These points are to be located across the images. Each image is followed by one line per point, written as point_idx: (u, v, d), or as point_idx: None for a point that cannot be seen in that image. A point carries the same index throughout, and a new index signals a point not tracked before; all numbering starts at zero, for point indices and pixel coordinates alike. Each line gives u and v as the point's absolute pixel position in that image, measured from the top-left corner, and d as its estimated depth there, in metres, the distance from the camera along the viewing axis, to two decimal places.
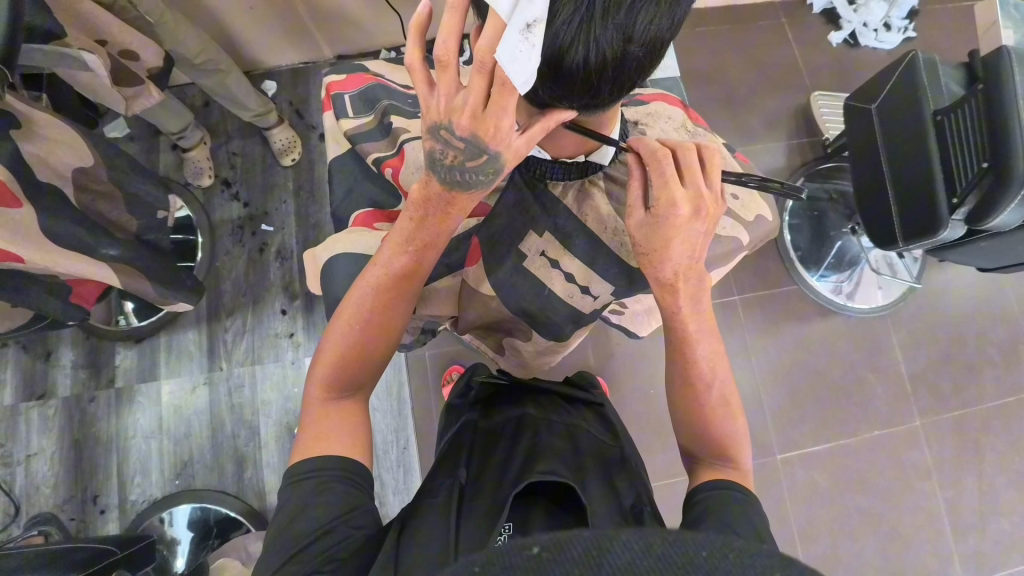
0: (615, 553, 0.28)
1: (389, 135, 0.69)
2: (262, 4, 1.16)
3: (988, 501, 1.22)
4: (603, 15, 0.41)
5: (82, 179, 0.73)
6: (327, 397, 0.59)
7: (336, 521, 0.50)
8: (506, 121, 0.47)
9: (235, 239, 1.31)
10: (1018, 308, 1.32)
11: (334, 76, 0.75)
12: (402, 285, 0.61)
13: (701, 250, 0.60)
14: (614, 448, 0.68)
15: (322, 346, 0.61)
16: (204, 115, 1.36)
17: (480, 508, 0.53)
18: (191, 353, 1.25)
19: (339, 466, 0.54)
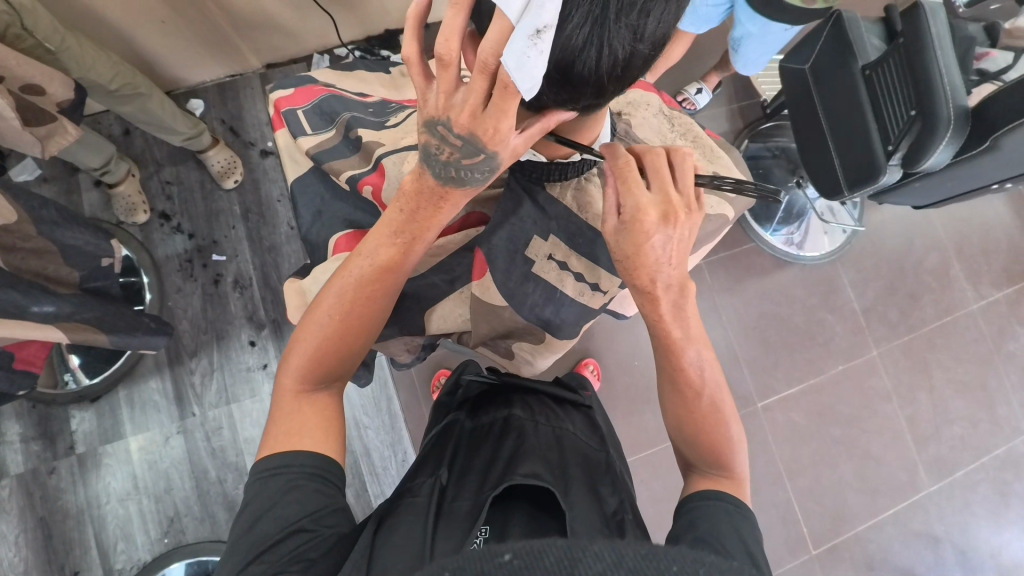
0: (590, 565, 0.30)
1: (359, 149, 0.66)
2: (174, 15, 1.07)
3: (940, 411, 1.35)
4: (616, 18, 0.41)
5: (8, 238, 0.65)
6: (303, 391, 0.57)
7: (307, 521, 0.49)
8: (506, 125, 0.46)
9: (185, 274, 1.22)
10: (947, 234, 1.45)
11: (281, 91, 0.71)
12: (387, 279, 0.59)
13: (679, 252, 0.59)
14: (601, 453, 0.70)
15: (301, 331, 0.58)
16: (126, 145, 1.25)
17: (458, 513, 0.54)
18: (156, 403, 1.16)
19: (314, 462, 0.53)
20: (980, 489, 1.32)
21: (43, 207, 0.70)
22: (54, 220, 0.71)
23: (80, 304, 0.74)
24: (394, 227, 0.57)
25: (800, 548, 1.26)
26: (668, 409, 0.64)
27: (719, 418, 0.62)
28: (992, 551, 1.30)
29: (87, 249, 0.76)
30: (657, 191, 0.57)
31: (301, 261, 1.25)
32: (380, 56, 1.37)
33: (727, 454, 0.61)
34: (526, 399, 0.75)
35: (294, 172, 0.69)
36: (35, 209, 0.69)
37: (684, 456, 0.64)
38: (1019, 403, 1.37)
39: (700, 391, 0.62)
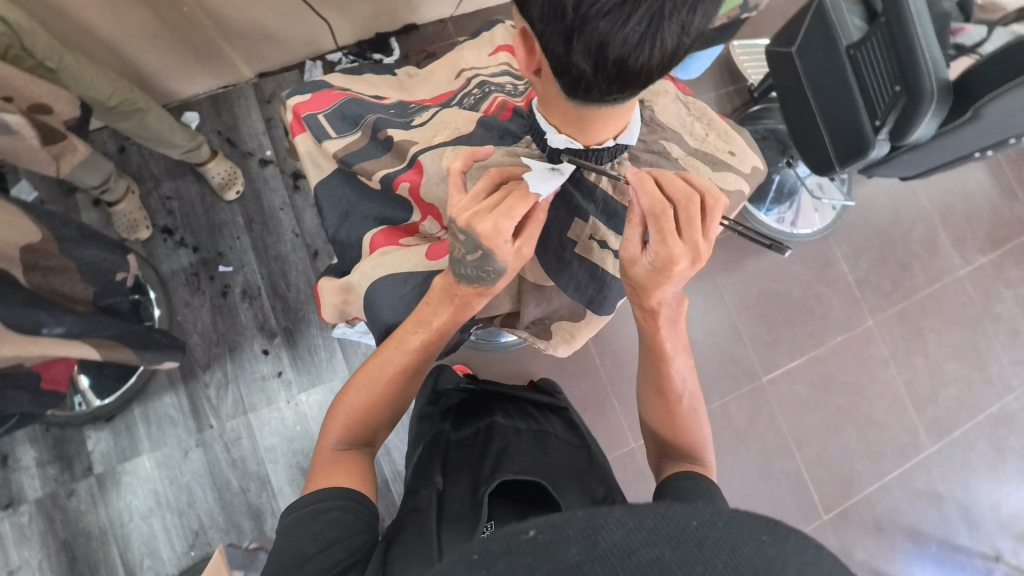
0: (613, 530, 0.31)
1: (390, 149, 0.69)
2: (167, 29, 1.07)
3: (936, 374, 1.41)
4: (672, 17, 0.43)
5: (33, 257, 0.65)
6: (344, 448, 0.60)
7: (338, 546, 0.49)
8: (505, 226, 0.52)
9: (192, 288, 1.22)
10: (931, 204, 1.50)
11: (298, 97, 0.72)
12: (417, 360, 0.63)
13: (663, 291, 0.61)
14: (578, 445, 0.72)
15: (337, 410, 0.63)
16: (122, 162, 1.24)
17: (459, 512, 0.56)
18: (173, 418, 1.16)
19: (346, 496, 0.54)
20: (978, 446, 1.38)
21: (64, 225, 0.70)
22: (75, 237, 0.71)
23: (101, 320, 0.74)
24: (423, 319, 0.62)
25: (812, 514, 1.31)
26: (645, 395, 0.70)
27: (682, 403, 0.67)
28: (992, 504, 1.36)
29: (107, 265, 0.76)
30: (685, 220, 0.55)
31: (308, 268, 1.25)
32: (372, 59, 1.37)
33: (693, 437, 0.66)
34: (506, 408, 0.77)
35: (316, 177, 0.71)
36: (56, 227, 0.69)
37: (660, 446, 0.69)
38: (1008, 362, 1.44)
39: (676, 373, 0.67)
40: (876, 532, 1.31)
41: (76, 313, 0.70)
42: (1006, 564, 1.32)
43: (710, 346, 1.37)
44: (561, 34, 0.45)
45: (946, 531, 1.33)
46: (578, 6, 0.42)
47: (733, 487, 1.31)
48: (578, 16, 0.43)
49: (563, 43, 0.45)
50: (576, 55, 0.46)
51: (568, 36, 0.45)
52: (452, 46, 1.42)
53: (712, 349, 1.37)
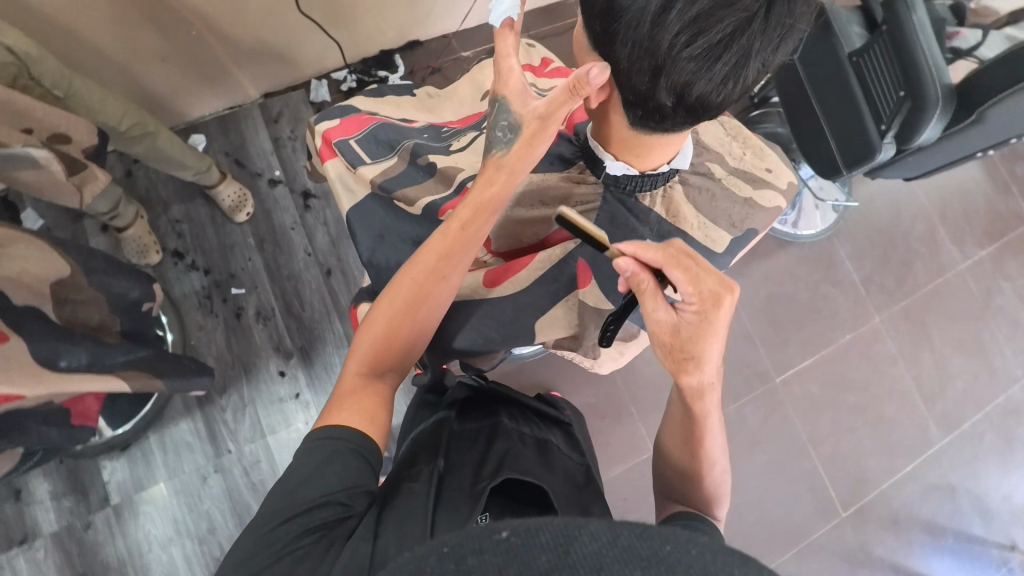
0: (585, 543, 0.30)
1: (433, 174, 0.71)
2: (176, 51, 1.07)
3: (942, 368, 1.44)
4: (744, 65, 0.53)
5: (62, 292, 0.67)
6: (367, 373, 0.60)
7: (343, 494, 0.50)
8: (513, 88, 0.65)
9: (205, 310, 1.21)
10: (929, 201, 1.54)
11: (329, 123, 0.72)
12: (442, 271, 0.63)
13: (707, 352, 0.57)
14: (578, 463, 0.70)
15: (367, 325, 0.62)
16: (130, 186, 1.23)
17: (457, 496, 0.54)
18: (190, 444, 1.15)
19: (359, 439, 0.54)
20: (987, 437, 1.40)
21: (92, 256, 0.71)
22: (104, 269, 0.71)
23: (128, 352, 0.73)
24: (445, 235, 0.64)
25: (830, 512, 1.32)
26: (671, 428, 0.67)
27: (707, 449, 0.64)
28: (1003, 495, 1.38)
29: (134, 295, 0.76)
30: (688, 275, 0.54)
31: (322, 286, 1.25)
32: (377, 76, 1.39)
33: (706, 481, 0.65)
34: (512, 411, 0.75)
35: (350, 202, 0.71)
36: (85, 257, 0.69)
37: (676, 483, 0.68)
38: (1012, 353, 1.46)
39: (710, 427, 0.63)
40: (893, 528, 1.33)
41: (105, 346, 0.69)
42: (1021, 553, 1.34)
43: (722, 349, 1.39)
44: (649, 74, 0.53)
45: (961, 523, 1.35)
46: (669, 52, 0.51)
47: (752, 489, 1.32)
48: (668, 61, 0.51)
49: (649, 81, 0.54)
50: (661, 91, 0.54)
51: (655, 75, 0.53)
52: (456, 61, 1.44)
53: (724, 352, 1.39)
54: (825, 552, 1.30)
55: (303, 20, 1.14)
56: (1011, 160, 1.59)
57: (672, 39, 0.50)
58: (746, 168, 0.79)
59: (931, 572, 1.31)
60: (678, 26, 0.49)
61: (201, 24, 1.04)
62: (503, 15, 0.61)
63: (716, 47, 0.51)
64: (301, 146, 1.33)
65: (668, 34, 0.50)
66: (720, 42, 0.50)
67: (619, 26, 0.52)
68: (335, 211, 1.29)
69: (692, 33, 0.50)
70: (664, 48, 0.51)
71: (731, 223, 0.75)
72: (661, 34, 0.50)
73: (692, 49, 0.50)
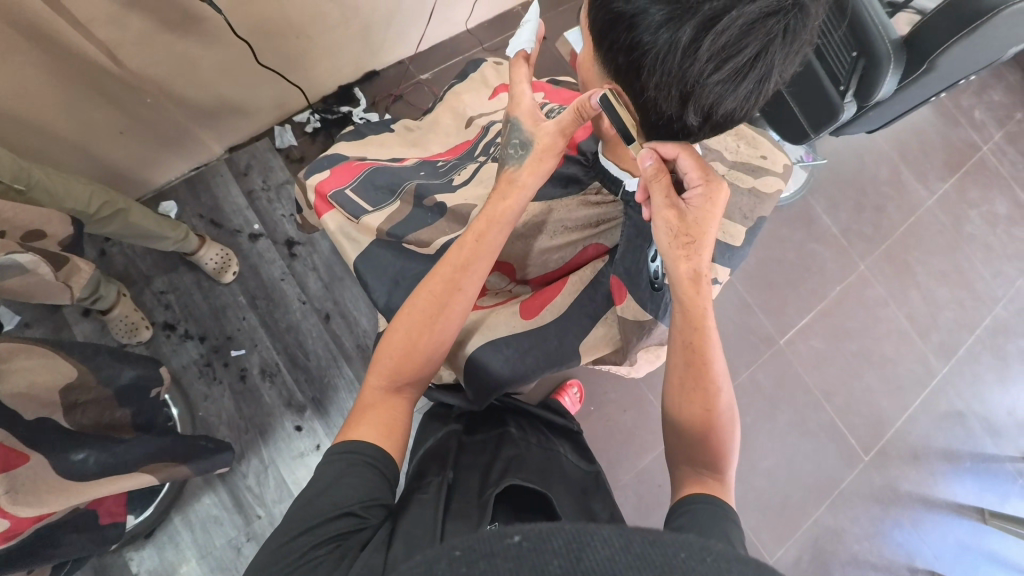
0: (598, 549, 0.29)
1: (443, 213, 0.75)
2: (133, 122, 1.04)
3: (930, 301, 1.50)
4: (770, 77, 0.52)
5: (71, 397, 0.66)
6: (387, 388, 0.58)
7: (357, 506, 0.48)
8: (528, 105, 0.67)
9: (208, 378, 1.18)
10: (889, 146, 1.61)
11: (323, 180, 0.78)
12: (457, 284, 0.62)
13: (706, 238, 0.62)
14: (586, 471, 0.69)
15: (389, 341, 0.60)
16: (106, 266, 1.20)
17: (466, 505, 0.53)
18: (217, 517, 1.11)
19: (374, 452, 0.52)
20: (982, 359, 1.47)
21: (96, 353, 0.71)
22: (110, 364, 0.72)
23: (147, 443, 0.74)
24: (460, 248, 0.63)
25: (853, 459, 1.36)
26: (671, 368, 0.63)
27: (713, 392, 0.61)
28: (1009, 410, 1.44)
29: (143, 382, 0.77)
30: (695, 161, 0.61)
31: (323, 332, 1.23)
32: (340, 112, 1.37)
33: (713, 433, 0.60)
34: (519, 421, 0.74)
35: (356, 251, 0.75)
36: (91, 359, 0.70)
37: (678, 443, 0.61)
38: (990, 275, 1.53)
39: (713, 348, 0.62)
40: (915, 462, 1.37)
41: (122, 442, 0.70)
42: None
43: (723, 321, 1.42)
44: (677, 99, 0.52)
45: (975, 445, 1.40)
46: (698, 78, 0.50)
47: (776, 451, 1.35)
48: (697, 86, 0.50)
49: (677, 105, 0.53)
50: (688, 115, 0.54)
51: (684, 100, 0.52)
52: (416, 85, 1.43)
53: (726, 324, 1.42)
54: (856, 499, 1.33)
55: (257, 69, 1.12)
56: (956, 95, 1.67)
57: (701, 66, 0.49)
58: (733, 154, 0.81)
59: (957, 498, 1.35)
60: (708, 54, 0.48)
61: (154, 90, 1.01)
62: (518, 47, 0.67)
63: (744, 67, 0.50)
64: (275, 195, 1.30)
65: (698, 62, 0.48)
66: (749, 61, 0.49)
67: (643, 58, 0.50)
68: (323, 255, 1.27)
69: (722, 57, 0.48)
70: (693, 76, 0.49)
71: (743, 215, 0.77)
72: (691, 62, 0.48)
73: (721, 74, 0.49)
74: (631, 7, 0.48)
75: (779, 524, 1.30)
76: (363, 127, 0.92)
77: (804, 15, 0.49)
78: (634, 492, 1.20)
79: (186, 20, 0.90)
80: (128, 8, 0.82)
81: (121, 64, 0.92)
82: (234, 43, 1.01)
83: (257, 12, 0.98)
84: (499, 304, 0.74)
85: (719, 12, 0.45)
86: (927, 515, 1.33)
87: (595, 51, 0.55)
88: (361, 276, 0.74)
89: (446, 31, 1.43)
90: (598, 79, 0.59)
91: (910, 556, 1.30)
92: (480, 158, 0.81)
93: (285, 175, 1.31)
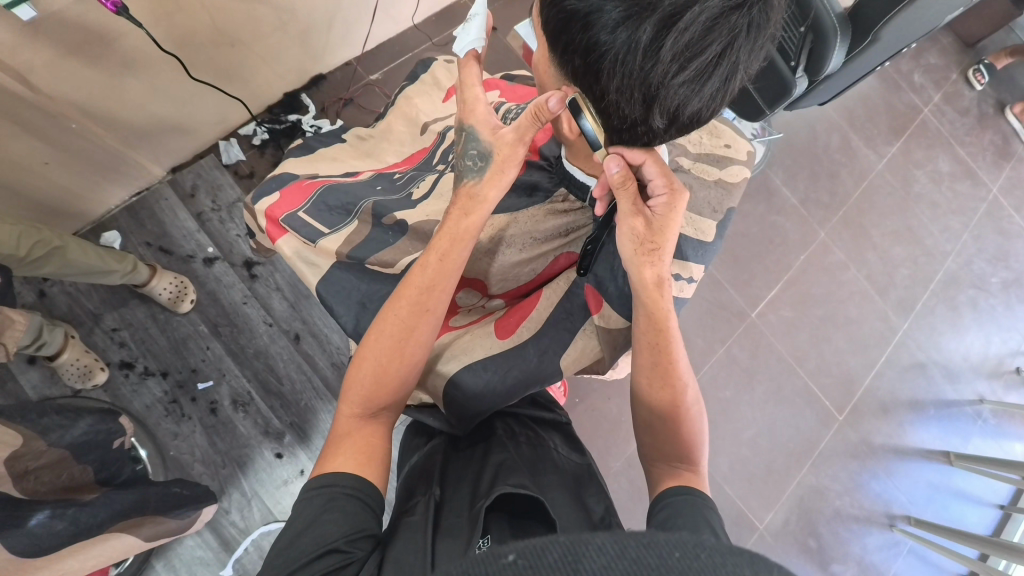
0: (594, 559, 0.27)
1: (404, 232, 0.72)
2: (58, 151, 0.96)
3: (887, 261, 1.56)
4: (736, 75, 0.51)
5: (20, 464, 0.68)
6: (362, 415, 0.57)
7: (342, 541, 0.45)
8: (482, 107, 0.65)
9: (175, 416, 1.12)
10: (839, 115, 1.65)
11: (271, 202, 0.74)
12: (425, 302, 0.60)
13: (668, 245, 0.63)
14: (580, 464, 0.65)
15: (358, 365, 0.59)
16: (48, 308, 1.11)
17: (456, 521, 0.49)
18: (203, 558, 1.05)
19: (355, 483, 0.50)
20: (939, 311, 1.54)
21: (42, 415, 0.73)
22: (57, 424, 0.74)
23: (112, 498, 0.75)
24: (428, 265, 0.61)
25: (829, 420, 1.41)
26: (638, 369, 0.64)
27: (681, 388, 0.62)
28: (965, 356, 1.52)
29: (100, 437, 0.78)
30: (660, 169, 0.61)
31: (294, 353, 1.18)
32: (289, 121, 1.30)
33: (683, 426, 0.62)
34: (506, 420, 0.71)
35: (317, 276, 0.72)
36: (38, 423, 0.72)
37: (650, 438, 0.63)
38: (939, 231, 1.61)
39: (677, 345, 0.63)
40: (885, 415, 1.44)
41: (80, 503, 0.71)
42: (990, 403, 1.48)
43: (696, 299, 1.45)
44: (641, 102, 0.50)
45: (937, 392, 1.48)
46: (662, 80, 0.48)
47: (757, 421, 1.39)
48: (661, 88, 0.49)
49: (641, 108, 0.51)
50: (654, 118, 0.52)
51: (648, 103, 0.50)
52: (366, 88, 1.38)
53: (699, 303, 1.44)
54: (834, 457, 1.39)
55: (192, 84, 1.06)
56: (896, 60, 1.73)
57: (665, 67, 0.47)
58: (697, 143, 0.81)
59: (925, 444, 1.43)
60: (671, 54, 0.46)
61: (78, 115, 0.93)
62: (468, 47, 0.63)
63: (709, 66, 0.48)
64: (227, 215, 1.23)
65: (662, 63, 0.47)
66: (713, 60, 0.48)
67: (603, 60, 0.48)
68: (284, 273, 1.21)
69: (685, 58, 0.47)
70: (657, 77, 0.48)
71: (712, 208, 0.78)
72: (654, 63, 0.47)
73: (685, 74, 0.48)
74: (586, 5, 0.46)
75: (765, 490, 1.34)
76: (312, 140, 0.88)
77: (767, 8, 0.47)
78: (626, 478, 1.22)
79: (104, 37, 0.83)
80: (35, 31, 0.74)
81: (36, 89, 0.84)
82: (161, 58, 0.94)
83: (184, 22, 0.91)
84: (475, 323, 0.73)
85: (679, 9, 0.44)
86: (899, 464, 1.40)
87: (552, 54, 0.53)
88: (325, 301, 0.70)
89: (392, 29, 1.37)
90: (555, 82, 0.57)
91: (888, 505, 1.37)
92: (438, 168, 0.78)
93: (235, 193, 1.24)
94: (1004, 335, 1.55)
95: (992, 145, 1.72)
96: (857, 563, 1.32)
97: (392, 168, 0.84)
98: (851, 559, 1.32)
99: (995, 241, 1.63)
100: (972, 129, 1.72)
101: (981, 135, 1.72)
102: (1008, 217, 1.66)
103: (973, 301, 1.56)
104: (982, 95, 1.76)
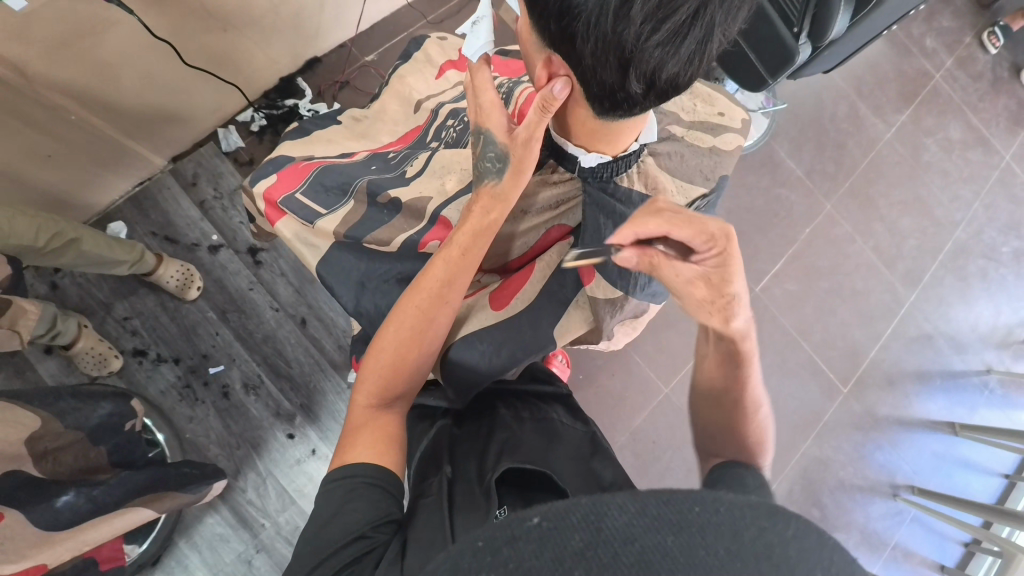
0: (614, 516, 0.27)
1: (398, 211, 0.73)
2: (58, 142, 0.97)
3: (894, 232, 1.54)
4: (713, 37, 0.50)
5: (38, 446, 0.71)
6: (377, 404, 0.58)
7: (365, 528, 0.47)
8: (496, 106, 0.64)
9: (190, 400, 1.15)
10: (846, 82, 1.61)
11: (267, 185, 0.76)
12: (442, 293, 0.62)
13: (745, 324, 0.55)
14: (584, 432, 0.66)
15: (376, 358, 0.60)
16: (60, 298, 1.14)
17: (471, 498, 0.51)
18: (224, 534, 1.09)
19: (374, 472, 0.52)
20: (947, 282, 1.52)
21: (58, 399, 0.75)
22: (73, 407, 0.76)
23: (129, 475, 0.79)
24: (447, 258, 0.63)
25: (834, 391, 1.42)
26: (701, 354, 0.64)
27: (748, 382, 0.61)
28: (973, 326, 1.50)
29: (114, 420, 0.80)
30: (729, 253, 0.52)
31: (301, 337, 1.20)
32: (286, 106, 1.29)
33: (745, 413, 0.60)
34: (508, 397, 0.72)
35: (316, 257, 0.73)
36: (55, 406, 0.74)
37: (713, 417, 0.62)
38: (949, 200, 1.58)
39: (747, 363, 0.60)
40: (890, 387, 1.44)
41: (98, 483, 0.75)
42: (997, 372, 1.47)
43: None
44: (617, 66, 0.50)
45: (944, 363, 1.47)
46: (636, 42, 0.47)
47: None
48: (636, 51, 0.48)
49: (618, 72, 0.50)
50: (631, 83, 0.51)
51: (624, 67, 0.50)
52: (362, 69, 1.36)
53: None
54: (838, 428, 1.40)
55: (186, 72, 1.05)
56: (907, 24, 1.67)
57: (637, 28, 0.46)
58: (693, 112, 0.79)
59: (930, 414, 1.43)
60: (643, 14, 0.45)
61: (76, 105, 0.94)
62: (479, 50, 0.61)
63: (682, 28, 0.47)
64: (229, 203, 1.24)
65: (633, 24, 0.46)
66: (687, 20, 0.47)
67: (577, 22, 0.47)
68: (287, 258, 1.22)
69: (657, 18, 0.46)
70: (630, 39, 0.47)
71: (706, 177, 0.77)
72: (626, 24, 0.46)
73: (658, 36, 0.47)
74: None
75: None
76: (308, 123, 0.88)
77: None
78: (630, 451, 1.24)
79: (96, 25, 0.83)
80: (26, 22, 0.74)
81: (25, 75, 0.82)
82: (153, 44, 0.94)
83: (174, 9, 0.91)
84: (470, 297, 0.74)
85: None
86: (904, 435, 1.41)
87: (531, 20, 0.52)
88: (324, 281, 0.71)
89: (384, 8, 1.35)
90: (537, 50, 0.56)
91: (891, 474, 1.38)
92: (432, 145, 0.79)
93: (236, 180, 1.25)
94: (1014, 305, 1.53)
95: (1006, 111, 1.67)
96: (860, 531, 1.34)
97: (387, 147, 0.84)
98: (854, 528, 1.34)
99: (1007, 209, 1.59)
100: (985, 94, 1.67)
101: (995, 101, 1.67)
102: (1021, 184, 1.62)
103: (982, 271, 1.54)
104: (996, 58, 1.70)
